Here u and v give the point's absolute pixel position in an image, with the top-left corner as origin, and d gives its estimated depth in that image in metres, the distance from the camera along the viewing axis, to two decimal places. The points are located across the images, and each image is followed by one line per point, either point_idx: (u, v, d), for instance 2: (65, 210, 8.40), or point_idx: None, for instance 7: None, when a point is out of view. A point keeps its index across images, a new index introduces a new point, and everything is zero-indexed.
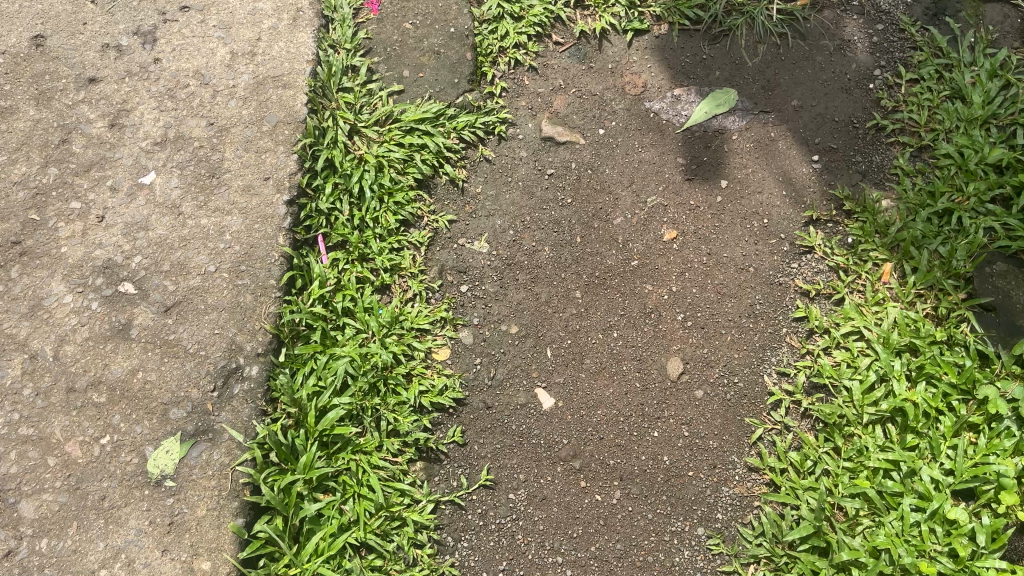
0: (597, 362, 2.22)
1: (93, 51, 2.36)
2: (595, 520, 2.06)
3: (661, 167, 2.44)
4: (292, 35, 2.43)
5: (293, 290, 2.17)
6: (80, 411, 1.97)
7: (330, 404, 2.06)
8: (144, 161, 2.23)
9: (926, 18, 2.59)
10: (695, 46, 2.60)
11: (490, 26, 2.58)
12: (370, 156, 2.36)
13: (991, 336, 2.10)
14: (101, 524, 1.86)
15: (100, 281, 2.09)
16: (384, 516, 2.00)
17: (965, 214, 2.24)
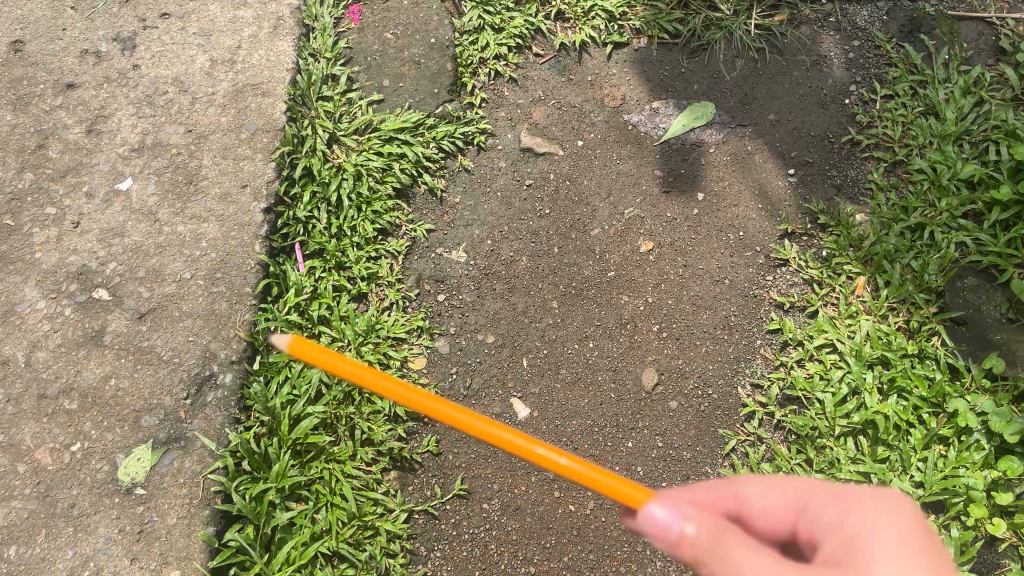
0: (573, 372, 2.23)
1: (73, 57, 2.36)
2: (568, 530, 2.08)
3: (639, 179, 2.46)
4: (272, 44, 2.43)
5: (269, 297, 2.17)
6: (51, 418, 1.96)
7: (304, 412, 2.07)
8: (121, 167, 2.22)
9: (901, 35, 2.63)
10: (674, 60, 2.62)
11: (470, 37, 2.58)
12: (349, 165, 2.36)
13: (961, 350, 2.14)
14: (70, 531, 1.85)
15: (74, 287, 2.09)
16: (357, 525, 2.01)
17: (938, 229, 2.27)
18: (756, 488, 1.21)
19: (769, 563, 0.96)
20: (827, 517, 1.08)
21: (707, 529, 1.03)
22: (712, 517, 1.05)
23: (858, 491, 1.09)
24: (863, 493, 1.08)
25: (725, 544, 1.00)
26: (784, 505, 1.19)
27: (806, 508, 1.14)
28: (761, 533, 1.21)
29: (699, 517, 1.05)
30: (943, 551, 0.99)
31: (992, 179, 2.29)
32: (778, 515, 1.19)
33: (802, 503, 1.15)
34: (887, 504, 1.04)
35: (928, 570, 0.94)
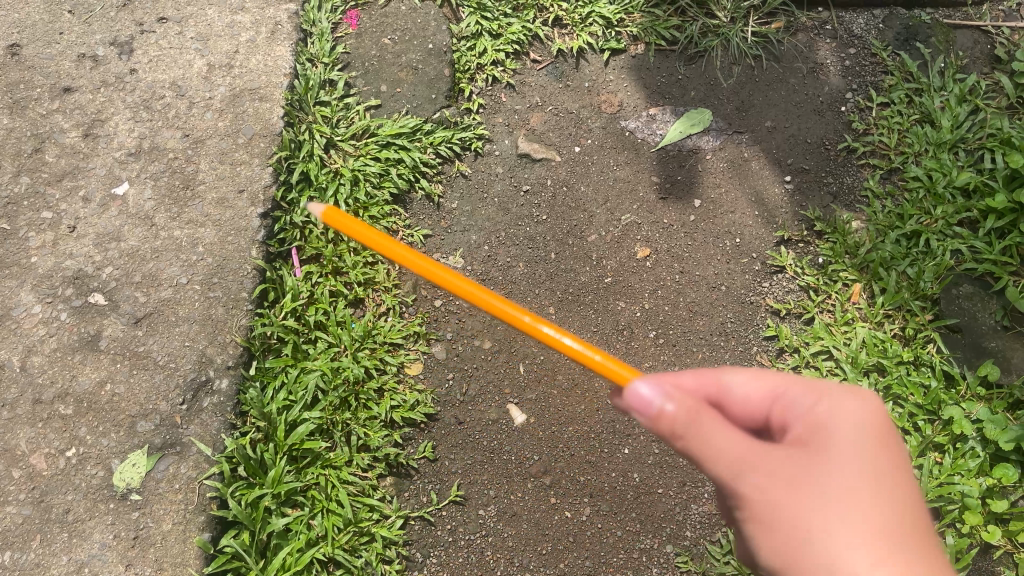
0: (569, 378, 2.25)
1: (70, 61, 2.34)
2: (564, 537, 2.09)
3: (636, 185, 2.46)
4: (270, 48, 2.40)
5: (265, 302, 2.16)
6: (46, 423, 1.95)
7: (299, 418, 2.05)
8: (117, 172, 2.22)
9: (897, 43, 2.63)
10: (671, 67, 2.62)
11: (468, 43, 2.56)
12: (346, 170, 2.36)
13: (956, 357, 2.14)
14: (65, 537, 1.85)
15: (70, 292, 2.08)
16: (352, 532, 2.01)
17: (933, 237, 2.27)
18: (741, 378, 1.39)
19: (739, 440, 1.15)
20: (799, 405, 1.28)
21: (687, 407, 1.15)
22: (691, 400, 1.16)
23: (830, 385, 1.29)
24: (834, 387, 1.28)
25: (702, 420, 1.15)
26: (760, 392, 1.38)
27: (779, 396, 1.33)
28: (735, 412, 1.41)
29: (680, 397, 1.16)
30: (892, 439, 1.22)
31: (987, 187, 2.30)
32: (755, 400, 1.38)
33: (778, 391, 1.34)
34: (852, 405, 1.24)
35: (869, 468, 1.17)
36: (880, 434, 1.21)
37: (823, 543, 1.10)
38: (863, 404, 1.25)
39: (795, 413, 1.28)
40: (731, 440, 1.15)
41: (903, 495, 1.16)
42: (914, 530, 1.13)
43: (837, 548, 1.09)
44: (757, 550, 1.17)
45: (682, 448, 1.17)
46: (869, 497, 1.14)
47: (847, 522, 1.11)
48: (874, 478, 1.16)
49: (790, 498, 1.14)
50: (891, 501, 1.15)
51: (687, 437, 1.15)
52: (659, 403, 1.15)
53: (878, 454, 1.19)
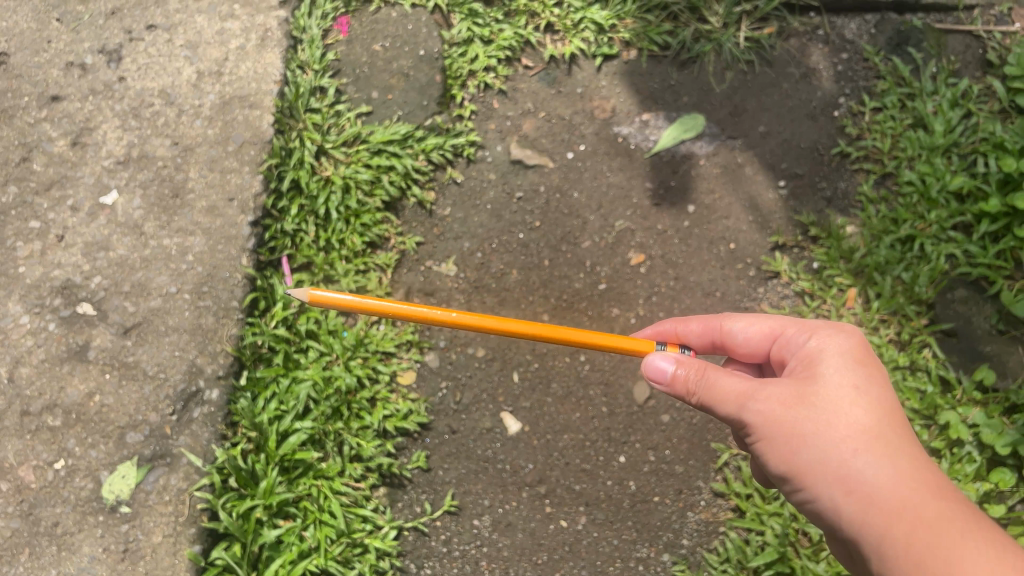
0: (564, 387, 2.22)
1: (58, 70, 2.30)
2: (561, 546, 2.10)
3: (629, 192, 2.45)
4: (260, 56, 2.37)
5: (256, 311, 2.13)
6: (34, 435, 1.95)
7: (291, 428, 2.03)
8: (106, 180, 2.19)
9: (889, 48, 2.58)
10: (664, 72, 2.58)
11: (460, 49, 2.54)
12: (337, 177, 2.34)
13: (952, 361, 2.18)
14: (54, 550, 1.87)
15: (58, 301, 2.06)
16: (345, 543, 2.00)
17: (928, 241, 2.29)
18: (741, 324, 1.64)
19: (742, 380, 1.43)
20: (795, 343, 1.52)
21: (691, 367, 1.46)
22: (696, 361, 1.47)
23: (819, 322, 1.52)
24: (822, 324, 1.51)
25: (708, 372, 1.45)
26: (761, 334, 1.61)
27: (778, 336, 1.56)
28: (741, 352, 1.66)
29: (684, 361, 1.47)
30: (873, 357, 1.46)
31: (980, 191, 2.31)
32: (756, 341, 1.62)
33: (776, 331, 1.57)
34: (834, 333, 1.48)
35: (859, 380, 1.42)
36: (862, 353, 1.46)
37: (820, 447, 1.38)
38: (847, 332, 1.49)
39: (791, 348, 1.52)
40: (729, 379, 1.44)
41: (884, 398, 1.42)
42: (895, 426, 1.40)
43: (826, 445, 1.38)
44: (768, 464, 1.45)
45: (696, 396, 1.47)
46: (854, 405, 1.39)
47: (841, 429, 1.38)
48: (858, 389, 1.41)
49: (792, 417, 1.39)
50: (873, 404, 1.41)
51: (698, 388, 1.45)
52: (671, 368, 1.47)
53: (862, 371, 1.43)
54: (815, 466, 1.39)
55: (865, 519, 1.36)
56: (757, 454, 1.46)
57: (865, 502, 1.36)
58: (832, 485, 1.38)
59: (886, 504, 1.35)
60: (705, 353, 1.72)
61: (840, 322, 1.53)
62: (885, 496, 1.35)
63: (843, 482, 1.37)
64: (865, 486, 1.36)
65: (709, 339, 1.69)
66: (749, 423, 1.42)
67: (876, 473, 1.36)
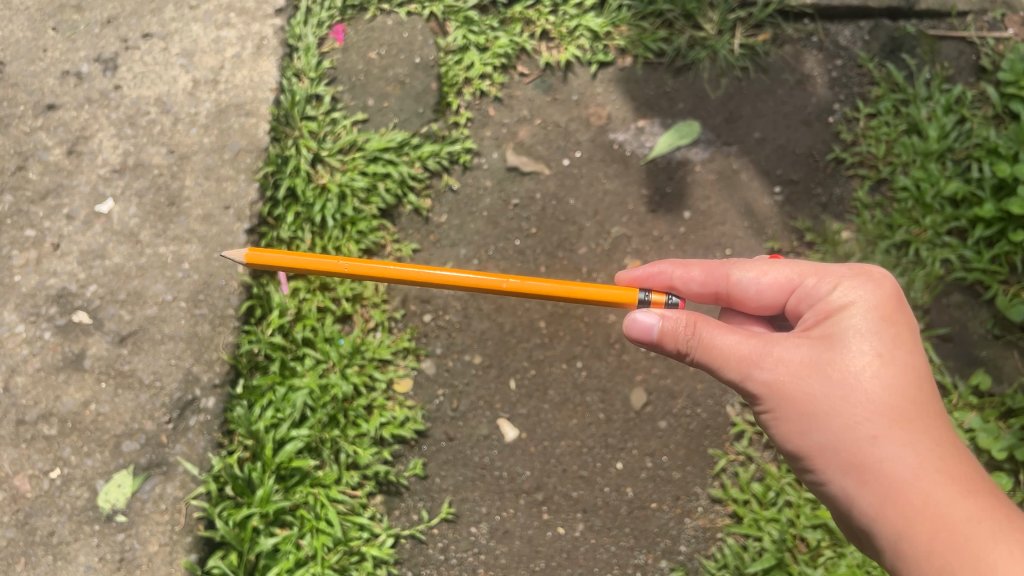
0: (561, 394, 2.22)
1: (53, 78, 2.30)
2: (558, 553, 2.09)
3: (625, 198, 2.45)
4: (255, 63, 2.37)
5: (252, 319, 2.13)
6: (30, 444, 1.95)
7: (288, 436, 2.03)
8: (101, 189, 2.19)
9: (883, 54, 2.58)
10: (659, 79, 2.59)
11: (456, 57, 2.55)
12: (333, 185, 2.33)
13: (948, 366, 2.19)
14: (50, 560, 1.87)
15: (54, 310, 2.06)
16: (342, 551, 2.00)
17: (923, 247, 2.30)
18: (752, 274, 1.61)
19: (749, 342, 1.45)
20: (813, 298, 1.52)
21: (685, 318, 1.47)
22: (692, 318, 1.46)
23: (839, 273, 1.52)
24: (844, 275, 1.51)
25: (705, 330, 1.45)
26: (774, 286, 1.59)
27: (795, 289, 1.56)
28: (749, 303, 1.64)
29: (680, 315, 1.47)
30: (896, 318, 1.47)
31: (975, 196, 2.32)
32: (770, 291, 1.60)
33: (794, 282, 1.56)
34: (856, 290, 1.48)
35: (877, 350, 1.43)
36: (885, 312, 1.46)
37: (833, 423, 1.41)
38: (870, 286, 1.48)
39: (809, 300, 1.53)
40: (738, 344, 1.44)
41: (903, 368, 1.44)
42: (910, 400, 1.43)
43: (840, 427, 1.41)
44: (777, 435, 1.49)
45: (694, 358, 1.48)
46: (870, 379, 1.42)
47: (854, 405, 1.41)
48: (875, 361, 1.43)
49: (803, 391, 1.42)
50: (892, 376, 1.43)
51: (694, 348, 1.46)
52: (661, 324, 1.47)
53: (881, 338, 1.44)
54: (825, 443, 1.42)
55: (876, 500, 1.40)
56: (767, 424, 1.50)
57: (877, 483, 1.40)
58: (842, 462, 1.42)
59: (897, 486, 1.39)
60: (701, 302, 1.69)
61: (864, 271, 1.52)
62: (894, 475, 1.39)
63: (854, 460, 1.41)
64: (875, 464, 1.40)
65: (713, 289, 1.66)
66: (755, 395, 1.45)
67: (887, 451, 1.40)
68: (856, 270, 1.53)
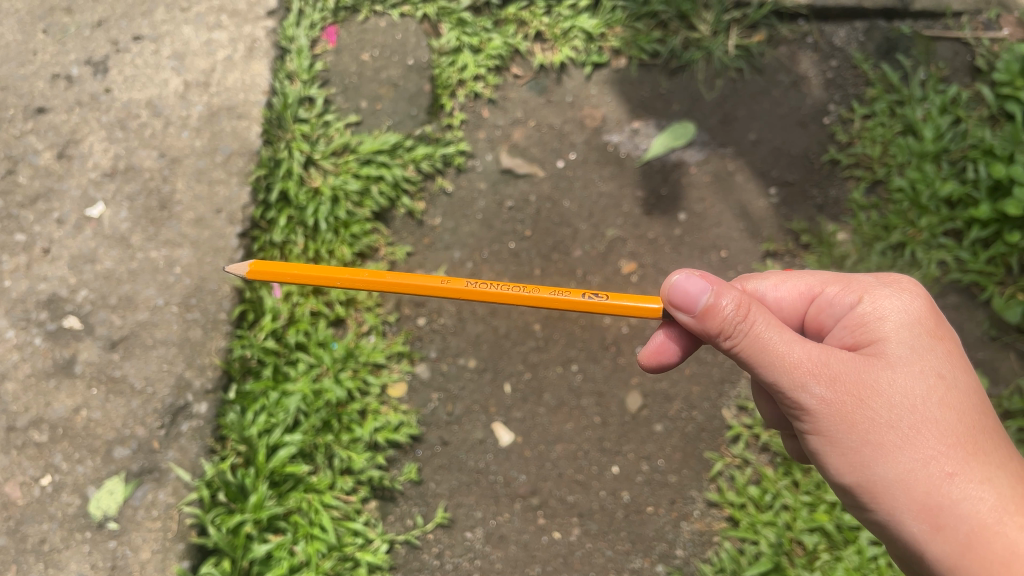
0: (557, 397, 2.21)
1: (43, 82, 2.28)
2: (554, 558, 2.07)
3: (620, 201, 2.44)
4: (248, 66, 2.36)
5: (244, 324, 2.12)
6: (21, 450, 1.93)
7: (281, 441, 2.00)
8: (91, 193, 2.17)
9: (878, 55, 2.57)
10: (654, 80, 2.58)
11: (449, 58, 2.53)
12: (326, 188, 2.31)
13: None
14: (40, 568, 1.85)
15: (44, 316, 2.04)
16: (337, 557, 1.97)
17: (919, 248, 2.29)
18: (770, 283, 1.57)
19: (807, 353, 1.30)
20: (845, 306, 1.46)
21: (734, 308, 1.31)
22: (744, 314, 1.31)
23: (873, 282, 1.46)
24: (874, 284, 1.45)
25: (756, 330, 1.31)
26: (795, 293, 1.56)
27: (817, 297, 1.52)
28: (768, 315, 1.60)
29: (730, 302, 1.31)
30: (943, 334, 1.39)
31: (971, 197, 2.30)
32: (788, 301, 1.57)
33: (816, 291, 1.53)
34: (899, 302, 1.41)
35: (934, 370, 1.34)
36: (933, 324, 1.39)
37: (897, 452, 1.28)
38: (908, 297, 1.42)
39: (832, 307, 1.49)
40: (794, 356, 1.30)
41: (961, 391, 1.34)
42: (972, 428, 1.32)
43: (907, 458, 1.28)
44: (831, 465, 1.34)
45: (737, 349, 1.34)
46: (933, 403, 1.31)
47: (918, 431, 1.29)
48: (935, 382, 1.33)
49: (865, 414, 1.30)
50: (954, 398, 1.33)
51: (742, 339, 1.32)
52: (711, 302, 1.32)
53: (935, 357, 1.35)
54: (892, 478, 1.28)
55: (953, 543, 1.26)
56: (821, 454, 1.35)
57: (951, 524, 1.26)
58: (914, 500, 1.27)
59: (975, 528, 1.25)
60: None
61: (894, 279, 1.46)
62: (971, 514, 1.26)
63: (927, 498, 1.27)
64: (949, 501, 1.26)
65: None
66: (810, 412, 1.31)
67: (961, 486, 1.27)
68: (885, 278, 1.47)
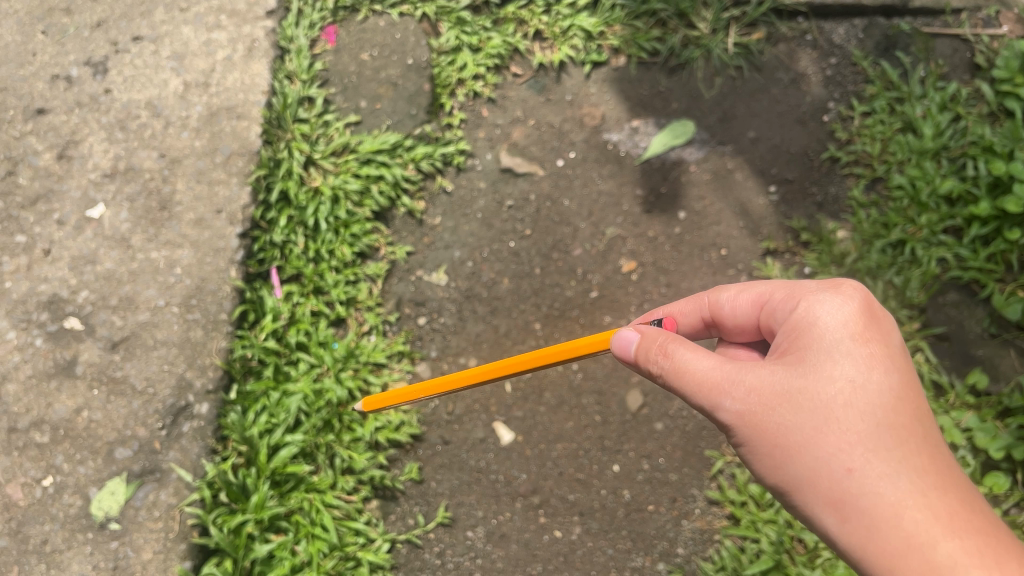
0: (557, 396, 2.22)
1: (42, 83, 2.28)
2: (555, 557, 2.08)
3: (619, 199, 2.44)
4: (247, 66, 2.36)
5: (245, 324, 2.13)
6: (22, 452, 1.94)
7: (282, 441, 2.02)
8: (92, 194, 2.18)
9: (877, 52, 2.57)
10: (653, 79, 2.58)
11: (449, 57, 2.53)
12: (326, 188, 2.32)
13: (946, 365, 2.18)
14: (42, 568, 1.85)
15: (44, 317, 2.04)
16: (338, 556, 1.98)
17: (918, 245, 2.27)
18: (731, 293, 1.52)
19: (718, 368, 1.33)
20: (785, 312, 1.40)
21: (660, 346, 1.38)
22: (665, 342, 1.37)
23: (809, 286, 1.39)
24: (813, 288, 1.38)
25: (674, 357, 1.35)
26: (750, 301, 1.49)
27: (766, 302, 1.46)
28: (732, 327, 1.55)
29: (653, 342, 1.39)
30: (873, 335, 1.32)
31: (970, 194, 2.29)
32: (746, 310, 1.50)
33: (766, 296, 1.46)
34: (826, 304, 1.34)
35: (857, 375, 1.29)
36: (857, 325, 1.32)
37: (811, 458, 1.27)
38: (841, 298, 1.35)
39: (776, 313, 1.42)
40: (708, 370, 1.33)
41: (886, 391, 1.29)
42: (895, 429, 1.27)
43: (816, 460, 1.27)
44: (758, 473, 1.35)
45: (665, 381, 1.38)
46: (849, 407, 1.27)
47: (834, 436, 1.26)
48: (855, 385, 1.28)
49: (780, 423, 1.29)
50: (877, 398, 1.28)
51: (664, 373, 1.36)
52: (641, 354, 1.40)
53: (859, 358, 1.30)
54: (806, 481, 1.27)
55: (866, 544, 1.23)
56: (747, 460, 1.36)
57: (862, 524, 1.23)
58: (824, 502, 1.26)
59: (886, 529, 1.22)
60: (697, 333, 1.62)
61: (837, 284, 1.38)
62: (882, 515, 1.23)
63: (836, 501, 1.25)
64: (859, 500, 1.24)
65: (698, 314, 1.58)
66: (730, 425, 1.33)
67: (874, 486, 1.24)
68: (828, 284, 1.40)
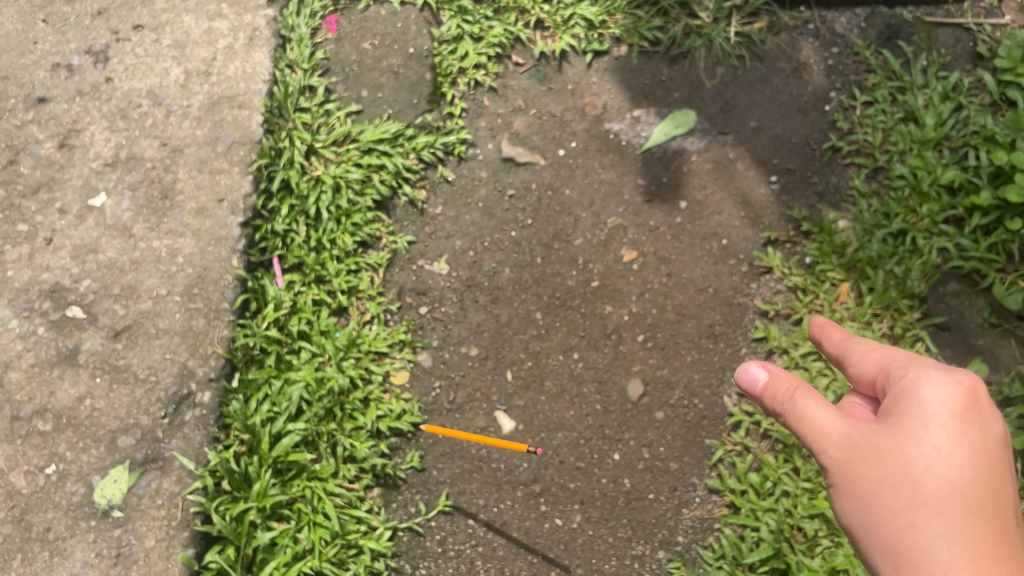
0: (558, 385, 2.23)
1: (44, 71, 2.29)
2: (555, 545, 2.08)
3: (621, 188, 2.44)
4: (248, 55, 2.36)
5: (246, 313, 2.13)
6: (25, 440, 1.94)
7: (284, 429, 2.03)
8: (93, 182, 2.18)
9: (880, 42, 2.57)
10: (654, 68, 2.58)
11: (450, 46, 2.53)
12: (327, 177, 2.33)
13: (946, 354, 2.18)
14: (46, 556, 1.86)
15: (47, 305, 2.05)
16: (340, 544, 2.00)
17: (920, 235, 2.28)
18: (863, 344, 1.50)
19: (823, 417, 1.38)
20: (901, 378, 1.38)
21: (783, 383, 1.42)
22: (790, 381, 1.42)
23: (927, 361, 1.36)
24: (931, 365, 1.36)
25: (795, 396, 1.40)
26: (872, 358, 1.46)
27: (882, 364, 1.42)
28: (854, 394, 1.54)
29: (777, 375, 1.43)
30: (970, 420, 1.31)
31: (972, 184, 2.30)
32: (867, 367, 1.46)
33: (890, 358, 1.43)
34: (934, 380, 1.33)
35: (942, 449, 1.29)
36: (960, 405, 1.31)
37: (886, 512, 1.31)
38: (953, 380, 1.32)
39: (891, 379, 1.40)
40: (816, 415, 1.38)
41: (966, 470, 1.29)
42: (971, 507, 1.27)
43: (887, 517, 1.30)
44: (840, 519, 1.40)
45: (781, 419, 1.44)
46: (929, 475, 1.29)
47: (913, 495, 1.29)
48: (937, 455, 1.29)
49: (863, 477, 1.33)
50: (959, 474, 1.28)
51: (784, 414, 1.42)
52: (765, 383, 1.44)
53: (950, 436, 1.30)
54: (879, 533, 1.31)
55: None
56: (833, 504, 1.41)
57: None
58: (887, 557, 1.30)
59: None
60: None
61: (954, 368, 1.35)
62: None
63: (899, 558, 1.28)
64: (923, 562, 1.25)
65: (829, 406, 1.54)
66: (826, 469, 1.38)
67: (938, 552, 1.25)
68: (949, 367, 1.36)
